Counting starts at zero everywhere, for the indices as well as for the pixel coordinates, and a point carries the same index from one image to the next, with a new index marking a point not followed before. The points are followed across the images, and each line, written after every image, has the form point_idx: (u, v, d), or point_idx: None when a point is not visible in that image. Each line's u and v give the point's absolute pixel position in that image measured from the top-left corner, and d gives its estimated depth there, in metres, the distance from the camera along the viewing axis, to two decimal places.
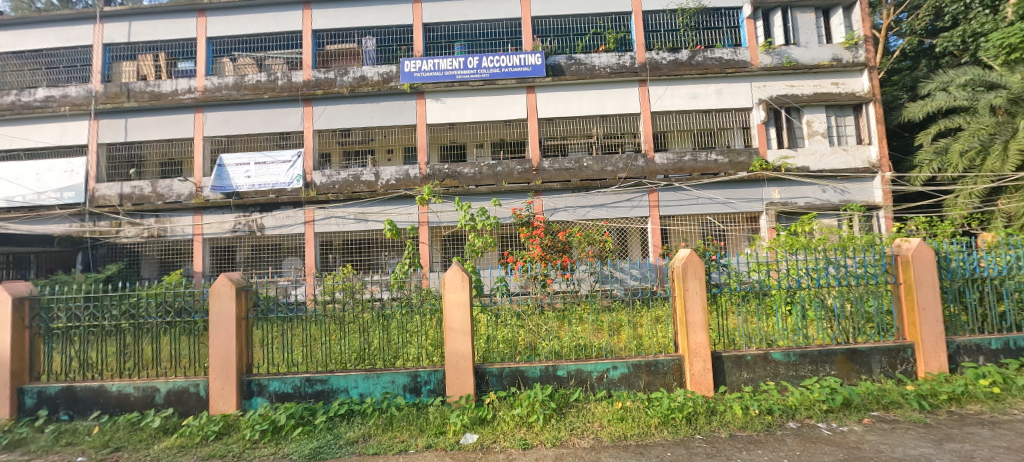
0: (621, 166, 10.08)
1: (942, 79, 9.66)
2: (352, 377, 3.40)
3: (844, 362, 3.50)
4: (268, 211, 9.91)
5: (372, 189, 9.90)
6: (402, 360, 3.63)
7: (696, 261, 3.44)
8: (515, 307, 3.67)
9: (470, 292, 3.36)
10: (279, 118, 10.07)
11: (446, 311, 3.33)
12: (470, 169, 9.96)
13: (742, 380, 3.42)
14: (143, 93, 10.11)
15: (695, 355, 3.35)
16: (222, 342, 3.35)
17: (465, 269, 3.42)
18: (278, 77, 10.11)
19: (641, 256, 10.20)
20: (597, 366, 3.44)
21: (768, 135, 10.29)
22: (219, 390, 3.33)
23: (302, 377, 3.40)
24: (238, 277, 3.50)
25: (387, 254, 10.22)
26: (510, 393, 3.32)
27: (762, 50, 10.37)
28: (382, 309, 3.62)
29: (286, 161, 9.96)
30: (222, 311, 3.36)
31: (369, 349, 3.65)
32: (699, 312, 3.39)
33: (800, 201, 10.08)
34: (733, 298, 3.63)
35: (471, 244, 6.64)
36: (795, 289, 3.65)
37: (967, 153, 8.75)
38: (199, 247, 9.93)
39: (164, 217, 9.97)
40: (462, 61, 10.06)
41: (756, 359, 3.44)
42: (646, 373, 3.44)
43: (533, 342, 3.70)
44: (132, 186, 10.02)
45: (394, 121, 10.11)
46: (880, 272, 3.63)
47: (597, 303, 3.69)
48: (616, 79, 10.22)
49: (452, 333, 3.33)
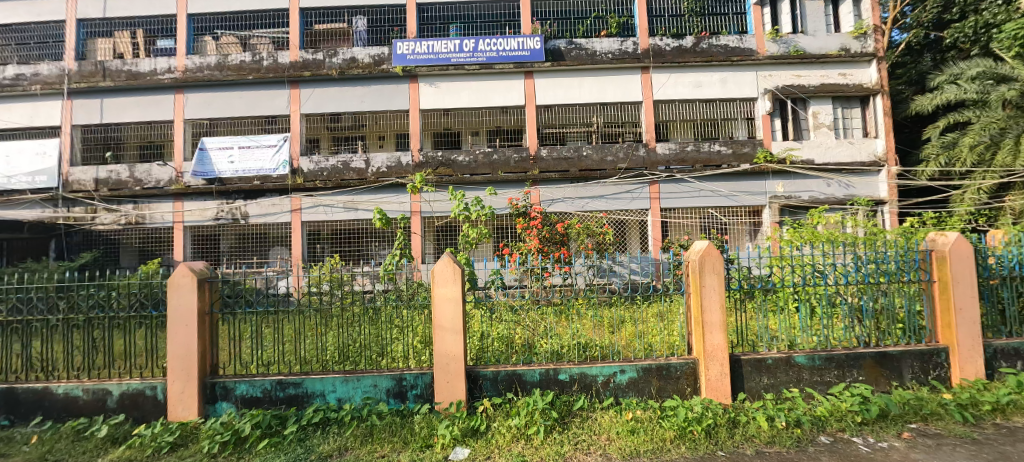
0: (622, 156, 9.71)
1: (952, 72, 9.48)
2: (329, 380, 3.02)
3: (873, 367, 3.18)
4: (252, 198, 9.47)
5: (362, 177, 9.47)
6: (388, 359, 3.30)
7: (713, 255, 3.10)
8: (511, 303, 3.44)
9: (462, 286, 3.00)
10: (265, 101, 9.60)
11: (435, 307, 2.98)
12: (465, 157, 9.57)
13: (762, 386, 3.09)
14: (120, 72, 9.58)
15: (711, 358, 3.02)
16: (181, 339, 2.97)
17: (457, 261, 3.06)
18: (263, 57, 9.61)
19: (640, 250, 9.86)
20: (603, 369, 3.10)
21: (773, 127, 10.00)
22: (179, 393, 2.96)
23: (273, 380, 3.02)
24: (201, 267, 3.12)
25: (377, 244, 9.83)
26: (506, 399, 2.98)
27: (769, 38, 10.03)
28: (370, 302, 3.28)
29: (271, 145, 9.50)
30: (182, 305, 2.98)
31: (354, 346, 3.30)
32: (716, 311, 3.06)
33: (804, 194, 9.79)
34: (753, 296, 3.31)
35: (465, 235, 6.28)
36: (820, 286, 3.32)
37: (976, 147, 8.52)
38: (180, 235, 9.51)
39: (142, 204, 9.51)
40: (458, 44, 9.64)
41: (778, 363, 3.10)
42: (656, 378, 3.11)
43: (531, 341, 3.46)
44: (108, 170, 9.52)
45: (386, 106, 9.68)
46: (911, 268, 3.32)
47: (599, 299, 3.39)
48: (619, 65, 9.83)
49: (442, 332, 2.98)
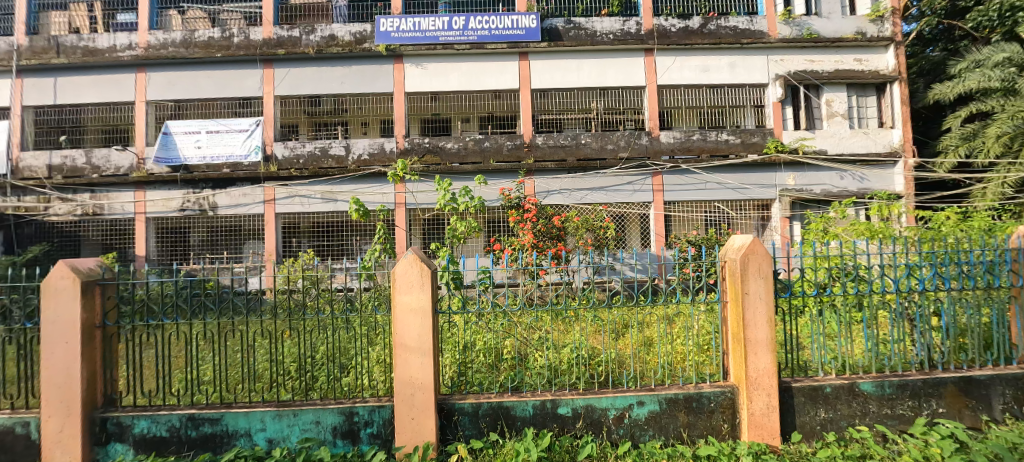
0: (623, 144, 9.01)
1: (975, 58, 8.86)
2: (256, 415, 2.31)
3: (956, 396, 2.54)
4: (221, 188, 8.68)
5: (342, 166, 8.73)
6: (352, 376, 2.76)
7: (760, 253, 2.41)
8: (500, 308, 2.88)
9: (433, 293, 2.30)
10: (235, 81, 8.80)
11: (395, 322, 2.27)
12: (454, 144, 8.84)
13: (818, 422, 2.43)
14: (75, 48, 8.72)
15: (756, 387, 2.34)
16: (59, 362, 2.25)
17: (426, 258, 2.34)
18: (234, 34, 8.79)
19: (641, 246, 9.20)
20: (615, 401, 2.43)
21: (785, 115, 9.33)
22: (56, 433, 2.25)
23: (182, 415, 2.32)
24: (89, 266, 2.38)
25: (359, 238, 9.00)
26: (491, 443, 2.31)
27: (781, 20, 9.33)
28: (351, 307, 2.65)
29: (242, 130, 8.70)
30: (62, 317, 2.25)
31: (313, 360, 2.76)
32: (764, 328, 2.38)
33: (817, 188, 9.17)
34: (806, 306, 2.68)
35: (452, 229, 5.56)
36: (886, 294, 2.68)
37: (1003, 137, 7.94)
38: (142, 227, 8.68)
39: (100, 192, 8.67)
40: (447, 21, 8.86)
41: (839, 392, 2.44)
42: (684, 412, 2.44)
43: (524, 354, 3.04)
44: (63, 156, 8.69)
45: (369, 88, 8.90)
46: (1001, 270, 2.68)
47: (603, 302, 2.85)
48: (620, 47, 9.10)
49: (405, 353, 2.27)
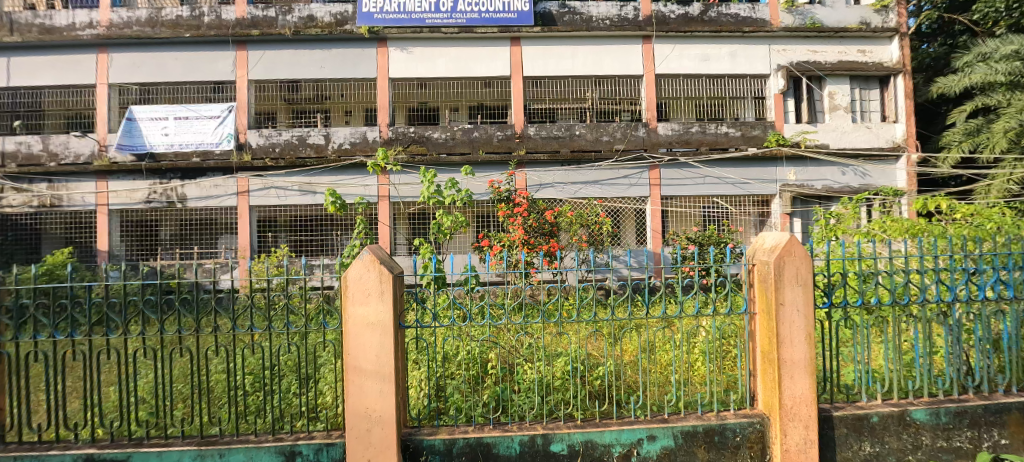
0: (619, 136, 8.59)
1: (981, 50, 8.44)
2: (171, 456, 2.01)
3: (1018, 424, 2.29)
4: (190, 178, 8.10)
5: (321, 155, 8.21)
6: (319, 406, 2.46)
7: (796, 254, 2.05)
8: (485, 324, 2.40)
9: (394, 305, 1.98)
10: (206, 64, 8.21)
11: (347, 337, 1.96)
12: (441, 134, 8.36)
13: (862, 457, 2.17)
14: (31, 26, 8.06)
15: (791, 418, 2.04)
16: None
17: (385, 260, 2.00)
18: (204, 12, 8.19)
19: (636, 242, 8.65)
20: (620, 437, 2.14)
21: (786, 108, 8.93)
22: None
23: (76, 455, 2.02)
24: None
25: (340, 233, 8.48)
26: None
27: (784, 8, 8.92)
28: (332, 307, 2.38)
29: (213, 117, 8.13)
30: None
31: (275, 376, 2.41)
32: (802, 346, 2.04)
33: (818, 184, 8.81)
34: (843, 318, 2.35)
35: (438, 225, 5.07)
36: (943, 304, 2.33)
37: (1010, 132, 7.75)
38: (104, 220, 8.07)
39: (58, 183, 8.05)
40: (434, 2, 8.34)
41: (887, 422, 2.18)
42: (704, 448, 2.16)
43: (516, 368, 2.66)
44: (17, 142, 8.06)
45: (350, 73, 8.36)
46: None
47: (593, 302, 2.52)
48: (617, 33, 8.65)
49: (364, 378, 1.95)
